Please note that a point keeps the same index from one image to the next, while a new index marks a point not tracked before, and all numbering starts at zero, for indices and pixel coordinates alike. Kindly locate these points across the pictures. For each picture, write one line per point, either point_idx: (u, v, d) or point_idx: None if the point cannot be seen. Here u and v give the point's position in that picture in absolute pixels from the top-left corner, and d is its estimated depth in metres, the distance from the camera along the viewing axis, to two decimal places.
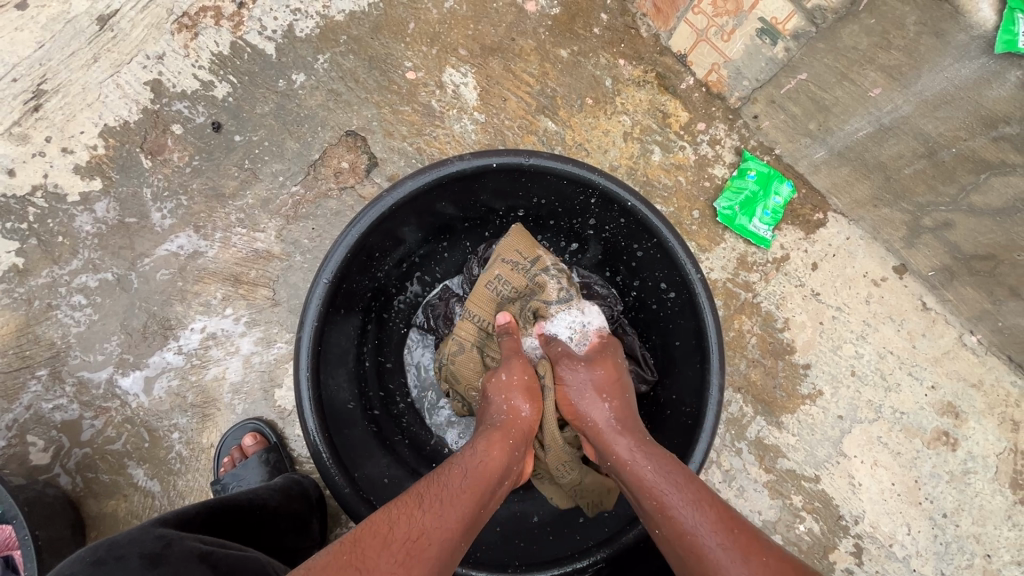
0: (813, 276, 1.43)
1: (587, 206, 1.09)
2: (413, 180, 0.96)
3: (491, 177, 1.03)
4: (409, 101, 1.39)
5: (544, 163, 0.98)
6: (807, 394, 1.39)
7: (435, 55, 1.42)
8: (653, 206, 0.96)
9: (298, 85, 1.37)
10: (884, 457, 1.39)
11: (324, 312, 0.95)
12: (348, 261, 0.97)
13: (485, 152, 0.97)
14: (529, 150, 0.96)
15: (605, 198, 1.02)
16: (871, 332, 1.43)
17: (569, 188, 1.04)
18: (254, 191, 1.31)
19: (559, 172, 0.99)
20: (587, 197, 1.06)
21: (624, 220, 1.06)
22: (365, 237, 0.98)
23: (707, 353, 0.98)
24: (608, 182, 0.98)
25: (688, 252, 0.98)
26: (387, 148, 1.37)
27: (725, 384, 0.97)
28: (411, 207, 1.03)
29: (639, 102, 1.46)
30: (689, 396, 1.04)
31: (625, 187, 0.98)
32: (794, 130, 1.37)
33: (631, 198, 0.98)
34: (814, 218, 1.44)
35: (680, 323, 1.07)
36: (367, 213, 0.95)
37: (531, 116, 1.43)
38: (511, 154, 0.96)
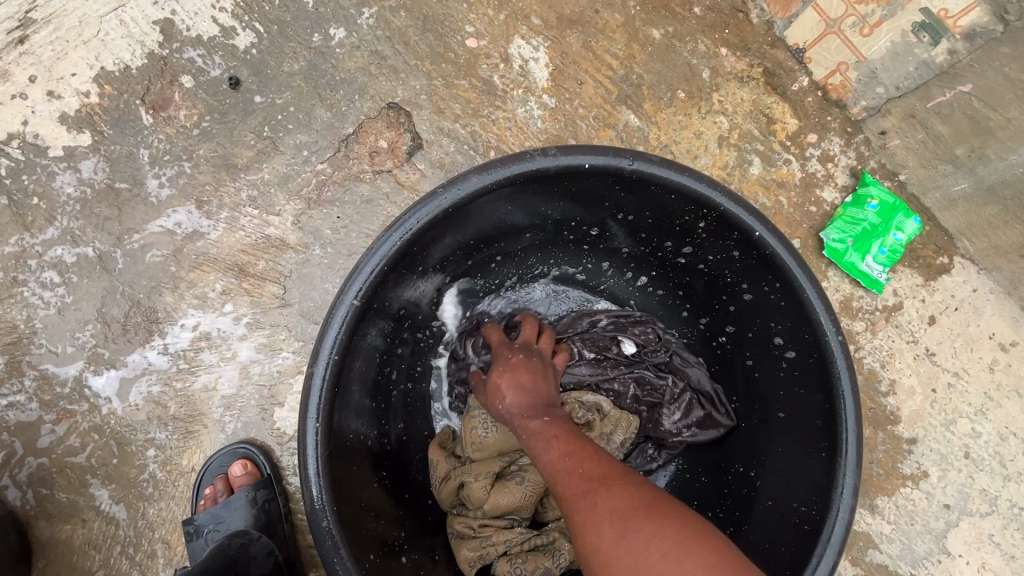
0: (929, 332, 1.19)
1: (688, 229, 0.85)
2: (476, 179, 0.74)
3: (576, 182, 0.80)
4: (466, 74, 1.15)
5: (651, 172, 0.75)
6: (909, 475, 1.15)
7: (502, 21, 1.18)
8: (789, 242, 0.73)
9: (336, 42, 1.13)
10: (995, 561, 1.14)
11: (345, 342, 0.74)
12: (383, 278, 0.75)
13: (576, 149, 0.74)
14: (636, 152, 0.73)
15: (721, 222, 0.78)
16: (992, 408, 1.18)
17: (673, 205, 0.81)
18: (271, 165, 1.09)
19: (668, 184, 0.76)
20: (690, 220, 0.83)
21: (736, 252, 0.82)
22: (409, 248, 0.76)
23: (838, 441, 0.74)
24: (732, 203, 0.74)
25: (828, 303, 0.74)
26: (435, 129, 1.13)
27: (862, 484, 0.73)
28: (471, 211, 0.80)
29: (740, 102, 1.21)
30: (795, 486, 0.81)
31: (751, 211, 0.75)
32: (932, 154, 1.12)
33: (763, 228, 0.74)
34: (937, 262, 1.20)
35: (796, 390, 0.83)
36: (414, 215, 0.73)
37: (610, 106, 1.18)
38: (611, 155, 0.74)
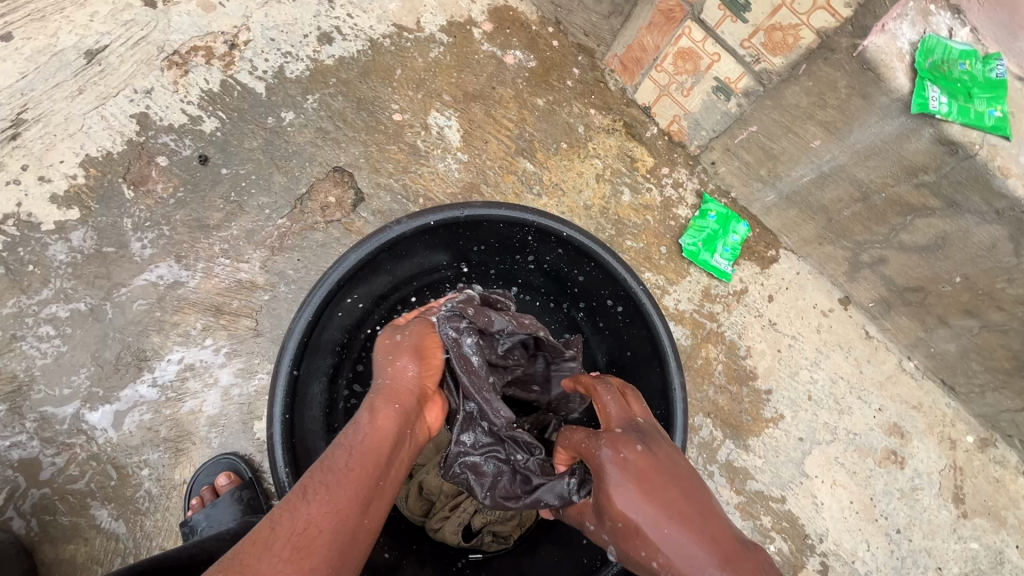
0: (770, 307, 1.57)
1: (527, 242, 1.14)
2: (353, 254, 0.97)
3: (433, 233, 1.06)
4: (395, 140, 1.46)
5: (480, 212, 1.02)
6: (770, 418, 1.49)
7: (420, 99, 1.52)
8: (586, 232, 1.04)
9: (287, 122, 1.42)
10: (842, 476, 1.49)
11: (289, 403, 0.92)
12: (304, 345, 0.95)
13: (421, 212, 1.00)
14: (462, 204, 1.00)
15: (542, 232, 1.08)
16: (823, 359, 1.56)
17: (507, 229, 1.09)
18: (239, 223, 1.33)
19: (494, 218, 1.04)
20: (523, 235, 1.12)
21: (562, 249, 1.11)
22: (320, 313, 0.97)
23: (665, 357, 1.04)
24: (541, 219, 1.03)
25: (626, 266, 1.04)
26: (374, 184, 1.42)
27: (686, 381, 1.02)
28: (360, 277, 1.03)
29: (609, 148, 1.60)
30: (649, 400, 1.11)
31: (555, 218, 1.04)
32: (747, 176, 1.53)
33: (566, 229, 1.04)
34: (768, 254, 1.60)
35: (634, 333, 1.12)
36: (314, 295, 0.94)
37: (511, 157, 1.53)
38: (447, 210, 1.00)
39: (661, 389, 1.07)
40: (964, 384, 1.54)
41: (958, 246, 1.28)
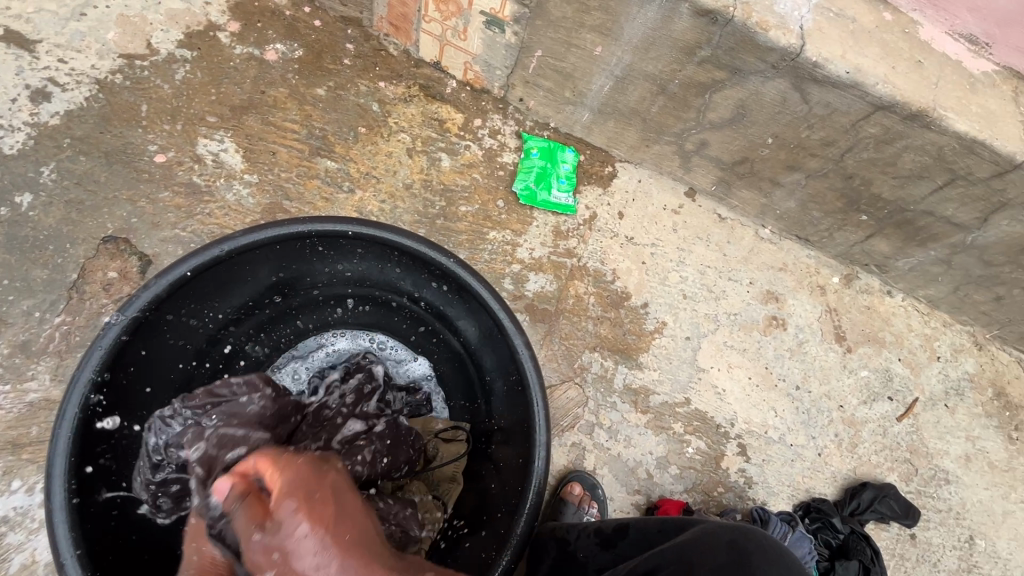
0: (623, 224, 1.55)
1: (321, 253, 1.04)
2: (103, 339, 0.83)
3: (204, 280, 0.94)
4: (166, 185, 1.28)
5: (243, 241, 0.91)
6: (653, 329, 1.49)
7: (181, 130, 1.33)
8: (370, 223, 0.95)
9: (26, 206, 1.21)
10: (735, 358, 1.53)
11: (80, 532, 0.79)
12: (79, 460, 0.81)
13: (170, 264, 0.88)
14: (215, 240, 0.89)
15: (327, 238, 0.98)
16: (687, 255, 1.57)
17: (290, 248, 0.99)
18: (6, 339, 1.13)
19: (264, 241, 0.93)
20: (312, 247, 1.01)
21: (360, 248, 1.03)
22: (89, 417, 0.83)
23: (498, 318, 1.00)
24: (315, 226, 0.94)
25: (425, 243, 0.98)
26: (158, 241, 1.25)
27: (527, 336, 0.99)
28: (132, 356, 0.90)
29: (412, 117, 1.48)
30: (503, 365, 1.07)
31: (332, 220, 0.95)
32: (556, 102, 1.48)
33: (349, 227, 0.95)
34: (605, 172, 1.57)
35: (468, 306, 1.07)
36: (70, 397, 0.81)
37: (307, 161, 1.38)
38: (200, 252, 0.88)
39: (508, 351, 1.03)
40: (814, 233, 1.60)
41: (757, 110, 1.28)
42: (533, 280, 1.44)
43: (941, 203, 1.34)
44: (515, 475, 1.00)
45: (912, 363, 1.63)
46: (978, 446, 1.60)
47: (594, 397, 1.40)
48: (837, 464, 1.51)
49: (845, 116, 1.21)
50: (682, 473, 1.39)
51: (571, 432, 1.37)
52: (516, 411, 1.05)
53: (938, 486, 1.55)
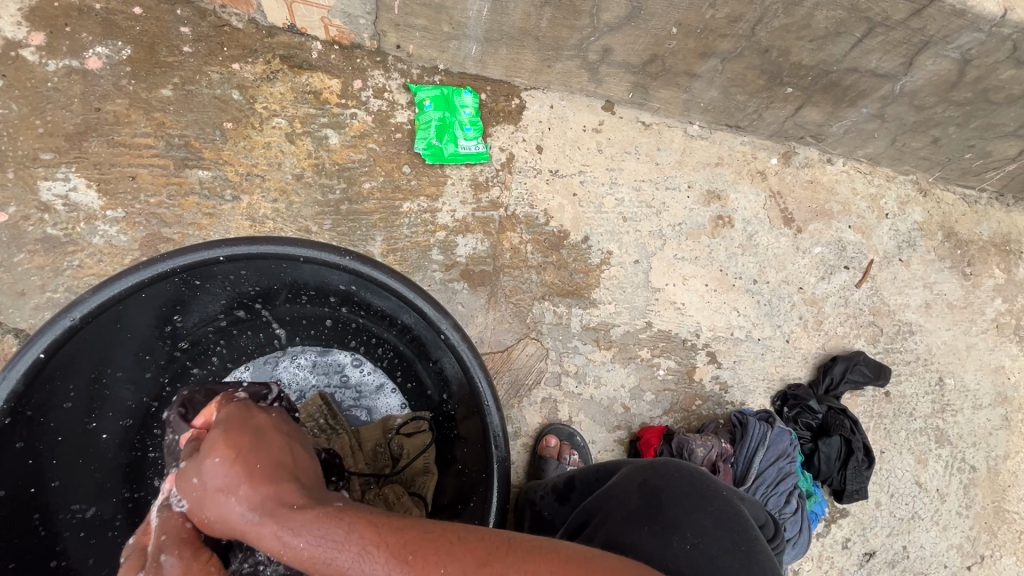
0: (544, 158, 1.43)
1: (205, 284, 0.92)
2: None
3: (72, 354, 0.81)
4: (19, 246, 1.12)
5: (96, 301, 0.77)
6: (600, 262, 1.41)
7: (14, 178, 1.14)
8: (242, 241, 0.83)
9: None
10: (688, 268, 1.47)
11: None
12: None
13: (19, 348, 0.74)
14: (64, 308, 0.75)
15: (201, 268, 0.86)
16: (619, 175, 1.47)
17: (164, 289, 0.86)
18: None
19: (126, 293, 0.80)
20: (188, 282, 0.89)
21: (246, 268, 0.91)
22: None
23: (416, 305, 0.91)
24: (179, 260, 0.81)
25: (315, 247, 0.87)
26: (31, 310, 1.10)
27: (452, 316, 0.91)
28: (17, 455, 0.78)
29: (281, 96, 1.30)
30: (439, 347, 0.99)
31: (195, 249, 0.82)
32: (437, 40, 1.30)
33: (218, 251, 0.83)
34: (513, 106, 1.43)
35: (385, 297, 0.98)
36: None
37: (175, 177, 1.21)
38: (49, 325, 0.75)
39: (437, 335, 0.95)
40: (744, 118, 1.51)
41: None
42: (463, 243, 1.33)
43: (864, 57, 1.24)
44: (476, 454, 0.96)
45: (862, 227, 1.60)
46: (937, 291, 1.62)
47: (554, 347, 1.34)
48: (806, 345, 1.50)
49: None
50: (658, 397, 1.37)
51: (539, 388, 1.32)
52: (464, 392, 0.99)
53: (904, 340, 1.57)
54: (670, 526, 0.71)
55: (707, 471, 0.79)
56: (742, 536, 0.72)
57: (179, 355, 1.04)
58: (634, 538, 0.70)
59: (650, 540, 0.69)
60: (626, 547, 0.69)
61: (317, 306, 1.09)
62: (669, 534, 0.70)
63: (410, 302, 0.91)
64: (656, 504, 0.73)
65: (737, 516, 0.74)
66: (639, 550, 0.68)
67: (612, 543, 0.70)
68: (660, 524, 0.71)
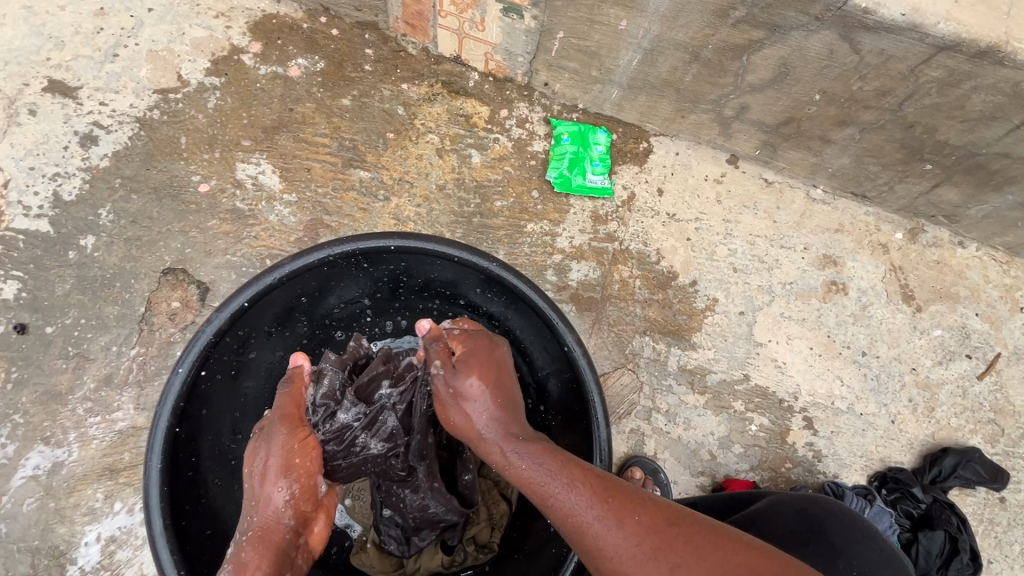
0: (663, 201, 1.49)
1: (366, 269, 1.05)
2: (172, 379, 0.85)
3: (261, 308, 0.96)
4: (213, 214, 1.33)
5: (292, 267, 0.92)
6: (705, 307, 1.44)
7: (220, 157, 1.37)
8: (412, 235, 0.96)
9: (91, 249, 1.28)
10: (793, 329, 1.46)
11: (181, 556, 0.81)
12: (171, 492, 0.84)
13: (229, 296, 0.89)
14: (269, 268, 0.90)
15: (372, 254, 0.99)
16: (734, 227, 1.50)
17: (336, 267, 1.00)
18: (91, 374, 1.21)
19: (313, 266, 0.94)
20: (356, 265, 1.03)
21: (404, 260, 1.04)
22: (174, 449, 0.86)
23: (546, 314, 0.99)
24: (360, 245, 0.95)
25: (470, 250, 0.98)
26: (212, 267, 1.30)
27: (578, 333, 0.98)
28: (209, 382, 0.92)
29: (437, 116, 1.47)
30: (555, 360, 1.06)
31: (374, 236, 0.96)
32: (583, 82, 1.42)
33: (391, 241, 0.96)
34: (641, 149, 1.51)
35: (516, 306, 1.06)
36: (158, 420, 0.83)
37: (341, 174, 1.39)
38: (255, 281, 0.90)
39: (558, 347, 1.02)
40: (872, 189, 1.50)
41: (801, 67, 1.19)
42: (576, 269, 1.42)
43: (1018, 144, 1.21)
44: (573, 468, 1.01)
45: (991, 317, 1.51)
46: None
47: (649, 382, 1.37)
48: (913, 430, 1.43)
49: (902, 63, 1.11)
50: (747, 451, 1.36)
51: (629, 419, 1.35)
52: (571, 404, 1.04)
53: None
54: (835, 552, 0.81)
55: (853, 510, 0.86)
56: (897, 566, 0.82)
57: (327, 329, 1.18)
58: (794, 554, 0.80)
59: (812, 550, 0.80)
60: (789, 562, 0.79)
61: (447, 306, 1.20)
62: (835, 560, 0.80)
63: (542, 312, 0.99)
64: (818, 530, 0.83)
65: (893, 557, 0.83)
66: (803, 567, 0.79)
67: None
68: (827, 549, 0.81)
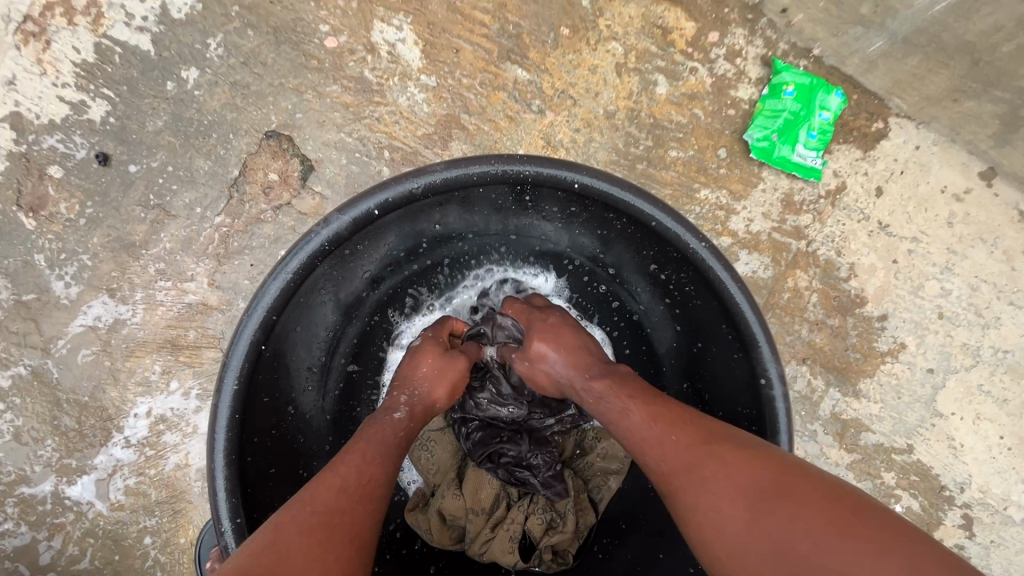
0: (879, 205, 1.15)
1: (520, 203, 0.80)
2: (271, 282, 0.67)
3: (388, 220, 0.74)
4: (335, 78, 1.08)
5: (443, 178, 0.70)
6: (887, 351, 1.14)
7: (355, 8, 1.09)
8: (606, 176, 0.70)
9: (191, 84, 1.06)
10: (988, 409, 1.15)
11: (240, 498, 0.66)
12: (243, 419, 0.68)
13: (356, 196, 0.69)
14: (414, 172, 0.68)
15: (540, 188, 0.74)
16: (958, 262, 1.15)
17: (488, 192, 0.77)
18: (169, 233, 1.05)
19: (465, 183, 0.71)
20: (514, 195, 0.79)
21: (573, 204, 0.78)
22: (256, 367, 0.69)
23: (746, 332, 0.72)
24: (534, 169, 0.70)
25: (673, 216, 0.71)
26: (321, 144, 1.08)
27: (785, 369, 0.70)
28: (310, 292, 0.74)
29: (630, 19, 1.12)
30: (727, 389, 0.79)
31: (556, 163, 0.71)
32: (840, 20, 1.04)
33: (575, 175, 0.70)
34: (873, 130, 1.14)
35: (698, 304, 0.79)
36: (246, 325, 0.66)
37: (494, 66, 1.10)
38: (393, 184, 0.69)
39: (745, 377, 0.75)
40: None
41: None
42: (744, 261, 1.12)
43: None
44: None
45: None
46: None
47: None
48: None
49: None
50: None
51: None
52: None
53: None
54: None
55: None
56: None
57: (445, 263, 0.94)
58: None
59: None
60: None
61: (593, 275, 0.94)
62: None
63: (745, 327, 0.71)
64: None
65: None
66: None
67: None
68: None
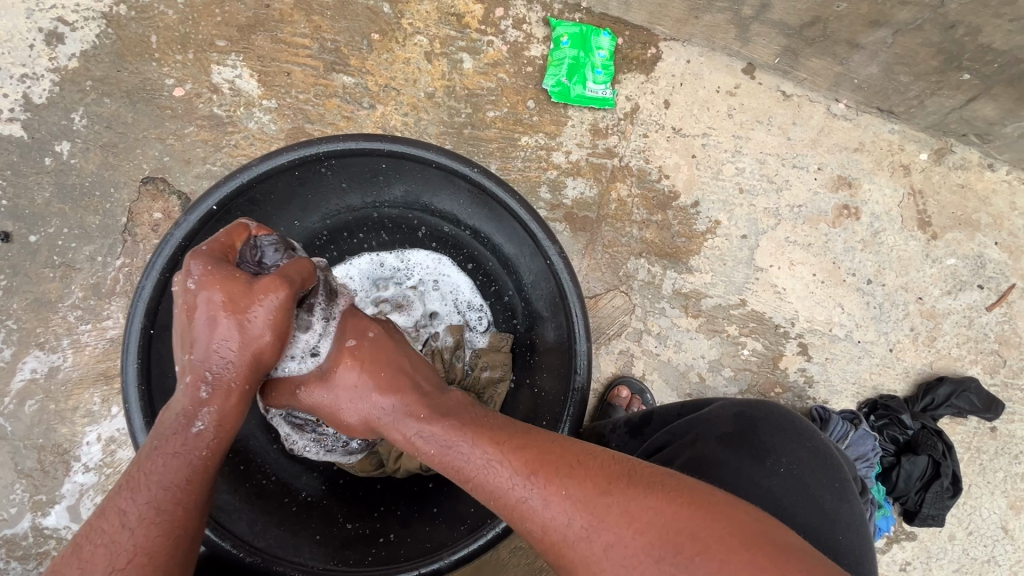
0: (669, 114, 1.38)
1: (347, 176, 0.99)
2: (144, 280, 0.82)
3: (240, 211, 0.92)
4: (190, 120, 1.26)
5: (262, 169, 0.87)
6: (705, 230, 1.38)
7: (193, 59, 1.27)
8: (388, 137, 0.90)
9: (67, 156, 1.23)
10: (799, 254, 1.40)
11: None
12: (150, 390, 0.83)
13: (195, 202, 0.85)
14: (236, 169, 0.85)
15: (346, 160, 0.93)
16: (744, 143, 1.40)
17: (311, 173, 0.95)
18: (78, 284, 1.21)
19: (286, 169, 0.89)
20: (333, 171, 0.97)
21: (384, 166, 0.98)
22: (151, 349, 0.84)
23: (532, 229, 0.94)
24: (330, 147, 0.89)
25: (452, 156, 0.93)
26: (192, 178, 1.25)
27: (563, 248, 0.94)
28: None
29: (426, 15, 1.33)
30: (542, 278, 1.02)
31: (350, 138, 0.90)
32: None
33: (366, 144, 0.90)
34: (648, 56, 1.38)
35: (504, 221, 1.01)
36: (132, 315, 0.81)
37: (323, 78, 1.30)
38: (224, 183, 0.85)
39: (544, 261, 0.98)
40: (901, 103, 1.37)
41: None
42: (572, 186, 1.34)
43: None
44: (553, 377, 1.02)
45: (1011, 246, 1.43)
46: None
47: (640, 304, 1.34)
48: (911, 359, 1.40)
49: None
50: (736, 375, 1.35)
51: (619, 340, 1.33)
52: (558, 323, 1.02)
53: None
54: (766, 450, 0.85)
55: (796, 416, 0.89)
56: (790, 428, 0.87)
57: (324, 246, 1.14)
58: (727, 457, 0.84)
59: (737, 463, 0.84)
60: (714, 461, 0.84)
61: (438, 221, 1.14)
62: (765, 457, 0.84)
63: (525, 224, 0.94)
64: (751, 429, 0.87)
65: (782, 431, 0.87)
66: (725, 463, 0.84)
67: (704, 458, 0.85)
68: (758, 449, 0.85)
